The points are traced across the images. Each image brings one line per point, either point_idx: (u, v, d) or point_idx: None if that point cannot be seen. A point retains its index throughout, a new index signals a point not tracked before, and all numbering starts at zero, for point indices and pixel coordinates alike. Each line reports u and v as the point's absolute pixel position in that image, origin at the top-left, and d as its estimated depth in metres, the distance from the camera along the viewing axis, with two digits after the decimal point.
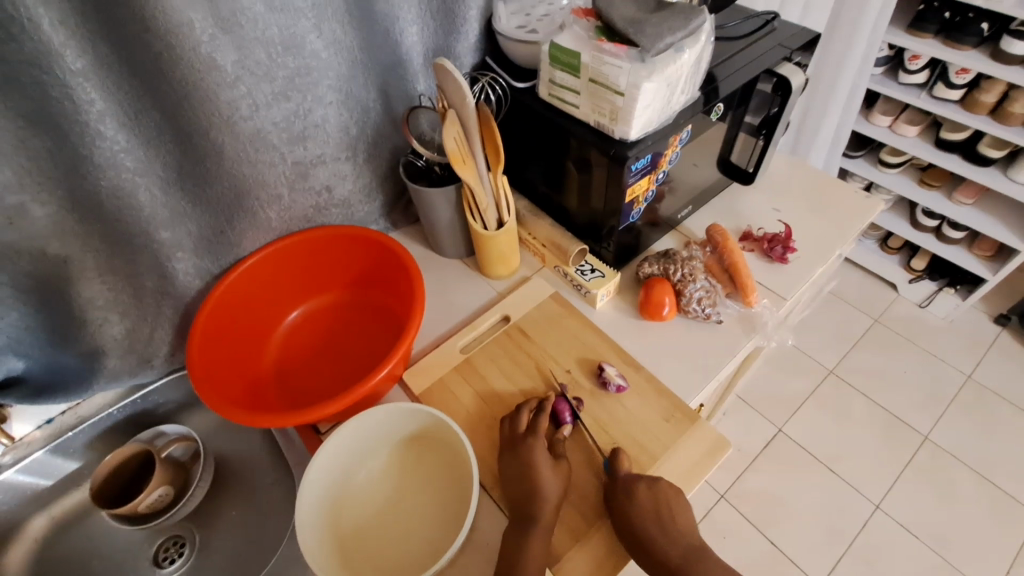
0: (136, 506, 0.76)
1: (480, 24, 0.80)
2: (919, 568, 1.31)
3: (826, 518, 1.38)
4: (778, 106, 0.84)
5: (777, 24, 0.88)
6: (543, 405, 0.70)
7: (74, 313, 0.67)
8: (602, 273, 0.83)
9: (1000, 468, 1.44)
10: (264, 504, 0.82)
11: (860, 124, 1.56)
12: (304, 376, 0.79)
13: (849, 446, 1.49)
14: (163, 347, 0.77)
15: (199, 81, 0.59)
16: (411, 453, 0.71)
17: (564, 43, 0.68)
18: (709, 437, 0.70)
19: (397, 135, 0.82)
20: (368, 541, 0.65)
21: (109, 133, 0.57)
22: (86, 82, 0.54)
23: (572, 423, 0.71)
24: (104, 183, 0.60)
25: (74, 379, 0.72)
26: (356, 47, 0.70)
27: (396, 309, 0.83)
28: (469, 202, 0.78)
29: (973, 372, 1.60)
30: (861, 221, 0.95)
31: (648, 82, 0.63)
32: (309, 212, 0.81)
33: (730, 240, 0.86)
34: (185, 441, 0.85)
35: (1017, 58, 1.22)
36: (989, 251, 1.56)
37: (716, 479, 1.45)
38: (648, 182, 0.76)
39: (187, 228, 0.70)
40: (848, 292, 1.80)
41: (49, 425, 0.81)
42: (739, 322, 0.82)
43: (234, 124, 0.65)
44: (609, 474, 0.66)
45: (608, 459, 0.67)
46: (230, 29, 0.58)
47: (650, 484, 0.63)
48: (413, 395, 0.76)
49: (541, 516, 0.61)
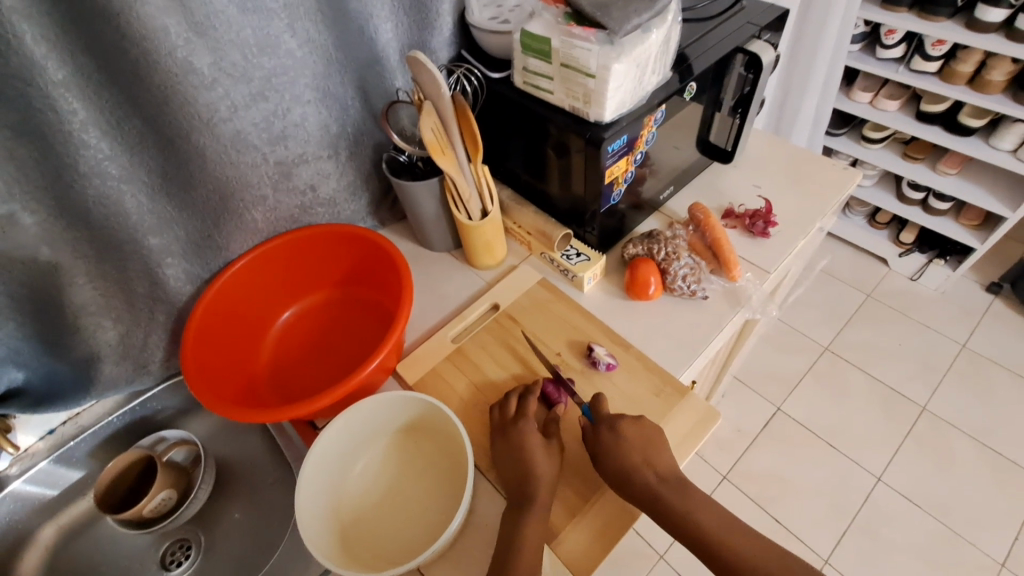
0: (140, 511, 0.77)
1: (453, 18, 0.81)
2: (922, 536, 1.33)
3: (828, 492, 1.40)
4: (750, 85, 0.85)
5: (746, 3, 0.89)
6: (534, 387, 0.71)
7: (68, 321, 0.68)
8: (588, 256, 0.84)
9: (999, 434, 1.45)
10: (267, 503, 0.83)
11: (840, 101, 1.58)
12: (298, 374, 0.80)
13: (847, 420, 1.50)
14: (158, 352, 0.78)
15: (177, 86, 0.60)
16: (408, 441, 0.72)
17: (535, 31, 0.69)
18: (699, 408, 0.71)
19: (378, 132, 0.84)
20: (369, 529, 0.66)
21: (92, 141, 0.59)
22: (67, 91, 0.55)
23: (563, 402, 0.73)
24: (91, 192, 0.61)
25: (72, 387, 0.73)
26: (331, 45, 0.72)
27: (386, 303, 0.84)
28: (451, 193, 0.79)
29: (967, 341, 1.62)
30: (840, 194, 0.96)
31: (617, 64, 0.64)
32: (294, 212, 0.82)
33: (712, 217, 0.87)
34: (185, 445, 0.86)
35: (991, 26, 1.23)
36: (976, 220, 1.57)
37: (717, 461, 1.47)
38: (627, 164, 0.77)
39: (175, 233, 0.72)
40: (839, 269, 1.82)
41: (51, 436, 0.82)
42: (725, 298, 0.84)
43: (214, 126, 0.66)
44: (592, 420, 0.68)
45: (590, 407, 0.69)
46: (204, 32, 0.59)
47: (637, 423, 0.66)
48: (406, 385, 0.77)
49: (536, 494, 0.62)
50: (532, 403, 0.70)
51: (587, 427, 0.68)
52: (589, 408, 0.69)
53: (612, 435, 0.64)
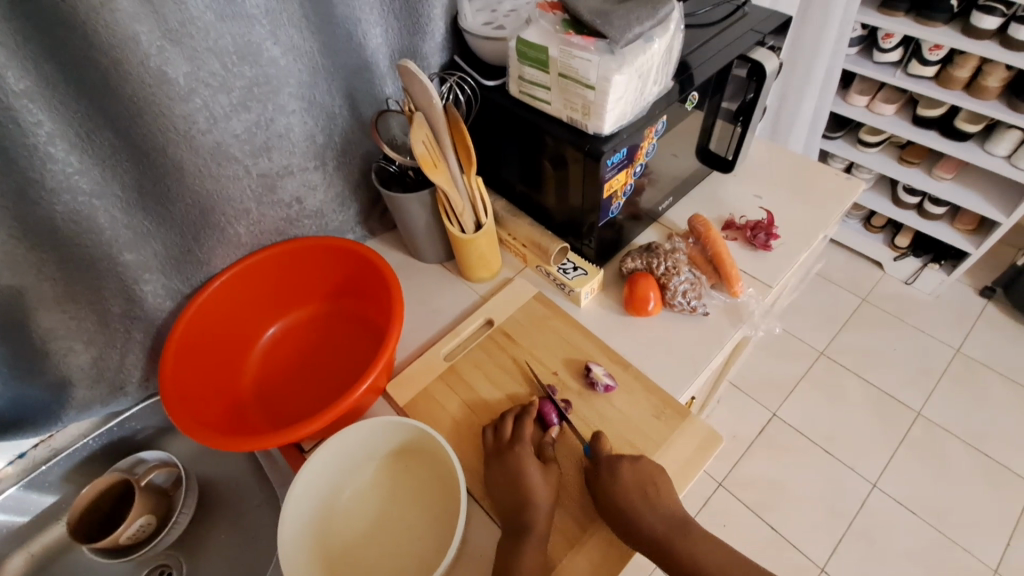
0: (116, 538, 0.73)
1: (445, 23, 0.78)
2: (918, 544, 1.32)
3: (825, 500, 1.39)
4: (753, 92, 0.82)
5: (747, 8, 0.87)
6: (529, 410, 0.69)
7: (36, 345, 0.64)
8: (585, 270, 0.82)
9: (993, 439, 1.45)
10: (252, 526, 0.80)
11: (837, 105, 1.56)
12: (285, 394, 0.77)
13: (843, 426, 1.49)
14: (136, 372, 0.74)
15: (151, 97, 0.57)
16: (399, 466, 0.69)
17: (531, 39, 0.66)
18: (700, 432, 0.69)
19: (366, 140, 0.80)
20: (358, 561, 0.63)
21: (60, 155, 0.55)
22: (31, 103, 0.51)
23: (559, 424, 0.70)
24: (59, 209, 0.58)
25: (42, 412, 0.70)
26: (317, 52, 0.68)
27: (376, 319, 0.81)
28: (444, 206, 0.76)
29: (962, 346, 1.61)
30: (842, 205, 0.94)
31: (618, 75, 0.61)
32: (280, 225, 0.78)
33: (713, 230, 0.85)
34: (166, 468, 0.82)
35: (989, 33, 1.22)
36: (971, 225, 1.57)
37: (713, 468, 1.45)
38: (626, 176, 0.75)
39: (152, 248, 0.68)
40: (835, 273, 1.81)
41: (22, 460, 0.78)
42: (725, 313, 0.81)
43: (193, 138, 0.62)
44: (593, 459, 0.66)
45: (590, 445, 0.67)
46: (179, 39, 0.56)
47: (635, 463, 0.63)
48: (398, 406, 0.74)
49: (532, 523, 0.60)
50: (527, 426, 0.67)
51: (589, 468, 0.65)
52: (589, 446, 0.67)
53: (609, 477, 0.62)
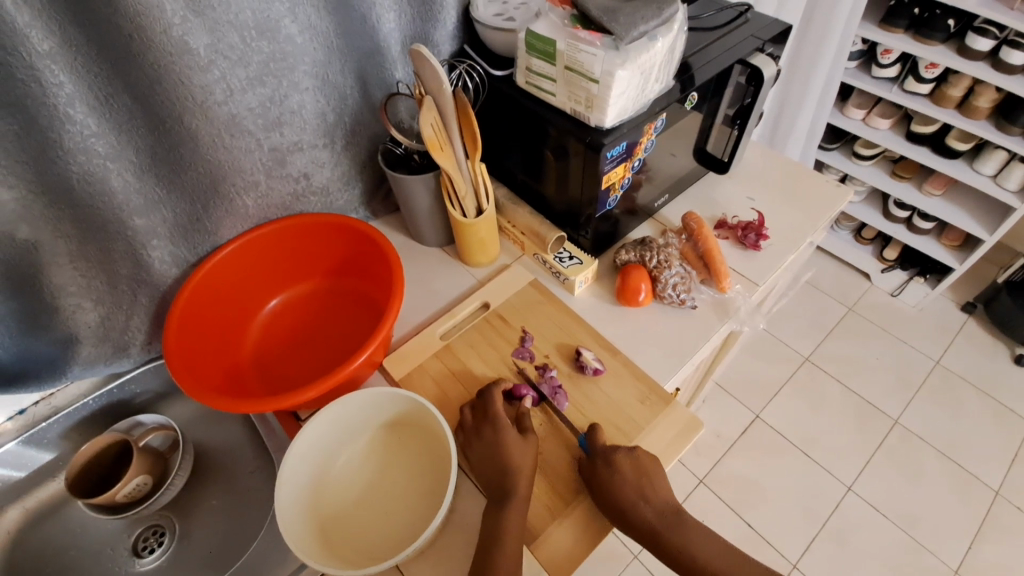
0: (113, 496, 0.75)
1: (457, 12, 0.80)
2: (886, 545, 1.36)
3: (801, 500, 1.43)
4: (751, 97, 0.85)
5: (750, 15, 0.89)
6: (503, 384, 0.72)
7: (46, 301, 0.66)
8: (580, 260, 0.84)
9: (965, 450, 1.50)
10: (245, 492, 0.82)
11: (835, 117, 1.59)
12: (284, 365, 0.79)
13: (821, 429, 1.53)
14: (140, 335, 0.77)
15: (170, 65, 0.59)
16: (392, 437, 0.72)
17: (540, 31, 0.69)
18: (682, 418, 0.72)
19: (374, 123, 0.83)
20: (349, 524, 0.66)
21: (79, 117, 0.57)
22: (55, 65, 0.53)
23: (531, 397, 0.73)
24: (75, 169, 0.59)
25: (47, 368, 0.72)
26: (332, 32, 0.70)
27: (376, 297, 0.83)
28: (448, 189, 0.78)
29: (941, 358, 1.66)
30: (830, 212, 0.97)
31: (621, 70, 0.64)
32: (287, 200, 0.81)
33: (705, 227, 0.88)
34: (163, 431, 0.85)
35: (982, 54, 1.26)
36: (957, 241, 1.61)
37: (694, 465, 1.49)
38: (625, 170, 0.77)
39: (162, 214, 0.70)
40: (823, 281, 1.85)
41: (22, 416, 0.80)
42: (713, 308, 0.84)
43: (208, 109, 0.64)
44: (587, 450, 0.67)
45: (585, 436, 0.68)
46: (201, 11, 0.58)
47: None
48: (392, 380, 0.76)
49: (515, 490, 0.62)
50: (498, 396, 0.71)
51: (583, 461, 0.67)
52: (584, 439, 0.68)
53: None
